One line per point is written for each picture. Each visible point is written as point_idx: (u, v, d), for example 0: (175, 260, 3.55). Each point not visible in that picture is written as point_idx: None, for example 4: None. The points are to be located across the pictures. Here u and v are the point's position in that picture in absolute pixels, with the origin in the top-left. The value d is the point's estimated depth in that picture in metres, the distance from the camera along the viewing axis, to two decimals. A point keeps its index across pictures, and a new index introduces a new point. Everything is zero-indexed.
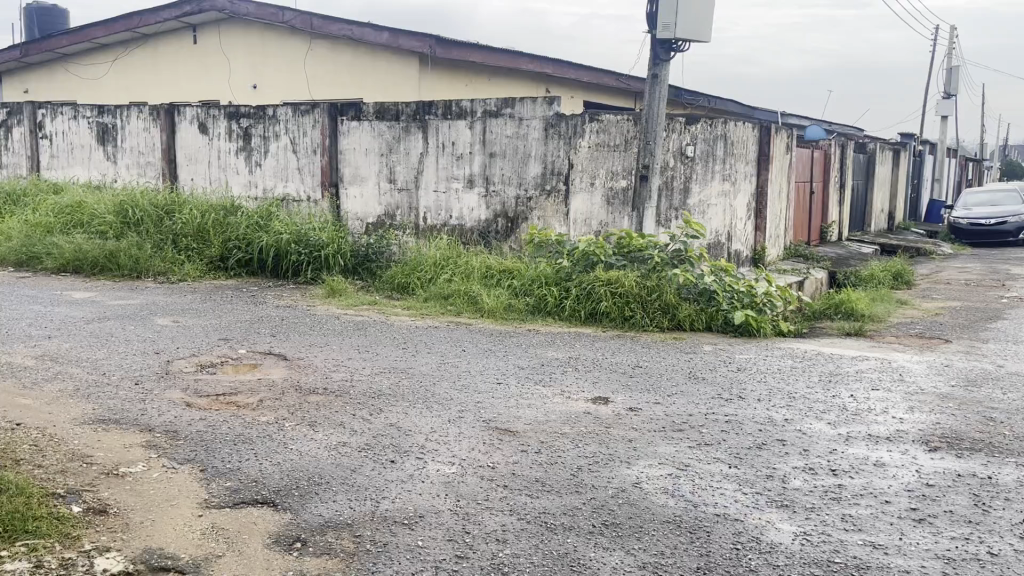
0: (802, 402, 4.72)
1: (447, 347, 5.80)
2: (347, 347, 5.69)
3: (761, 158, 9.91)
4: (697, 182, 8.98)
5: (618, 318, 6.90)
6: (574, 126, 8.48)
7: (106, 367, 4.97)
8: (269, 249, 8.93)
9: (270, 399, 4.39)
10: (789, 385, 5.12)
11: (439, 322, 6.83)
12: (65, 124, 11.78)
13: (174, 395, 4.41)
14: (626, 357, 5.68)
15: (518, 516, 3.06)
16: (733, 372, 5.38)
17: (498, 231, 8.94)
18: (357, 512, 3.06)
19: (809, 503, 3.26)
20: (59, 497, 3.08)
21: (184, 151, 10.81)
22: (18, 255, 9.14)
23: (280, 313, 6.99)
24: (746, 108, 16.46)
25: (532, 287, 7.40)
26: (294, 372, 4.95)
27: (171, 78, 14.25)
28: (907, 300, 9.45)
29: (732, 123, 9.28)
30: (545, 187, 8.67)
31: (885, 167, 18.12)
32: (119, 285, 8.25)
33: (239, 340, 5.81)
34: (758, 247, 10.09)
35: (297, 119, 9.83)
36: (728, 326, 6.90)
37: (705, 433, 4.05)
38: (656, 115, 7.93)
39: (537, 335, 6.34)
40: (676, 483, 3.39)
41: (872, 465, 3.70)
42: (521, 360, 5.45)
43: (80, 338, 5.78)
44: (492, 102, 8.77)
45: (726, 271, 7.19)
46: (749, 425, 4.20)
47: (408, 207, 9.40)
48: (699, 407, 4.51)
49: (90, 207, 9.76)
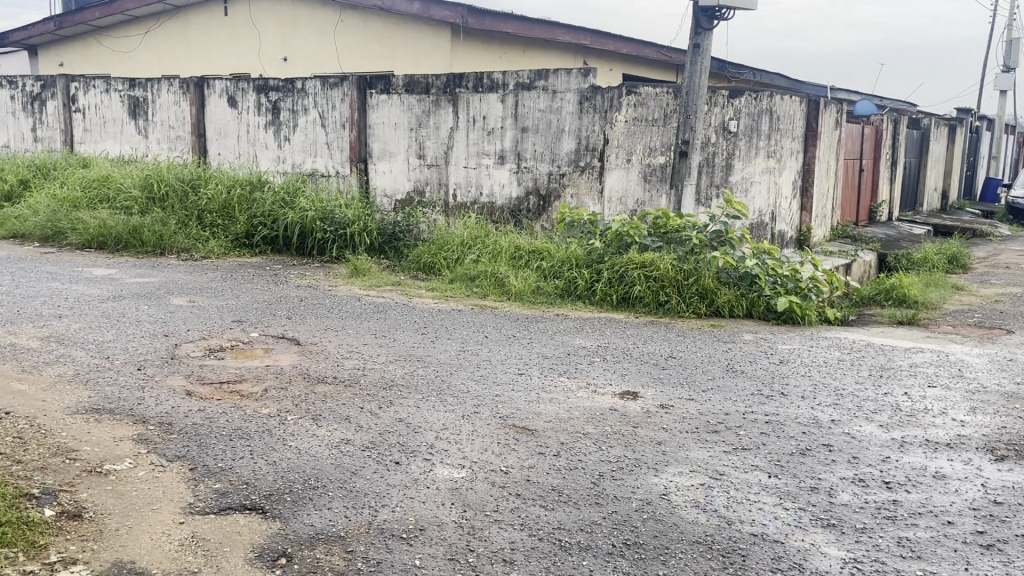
0: (850, 401, 4.32)
1: (469, 333, 5.49)
2: (364, 332, 5.42)
3: (808, 134, 9.39)
4: (739, 159, 8.54)
5: (652, 303, 6.53)
6: (610, 100, 8.05)
7: (110, 350, 4.75)
8: (294, 225, 8.69)
9: (275, 389, 4.12)
10: (835, 380, 4.72)
11: (462, 306, 6.51)
12: (97, 98, 11.65)
13: (176, 383, 4.18)
14: (659, 347, 5.31)
15: (529, 532, 2.75)
16: (775, 365, 5.00)
17: (529, 209, 8.58)
18: (351, 523, 2.77)
19: (860, 523, 2.89)
20: (32, 499, 2.83)
21: (212, 126, 10.62)
22: (43, 229, 9.00)
23: (299, 294, 6.73)
24: (792, 83, 15.82)
25: (562, 269, 7.05)
26: (304, 359, 4.69)
27: (203, 51, 14.10)
28: (963, 286, 8.90)
29: (778, 96, 8.78)
30: (579, 163, 8.27)
31: (939, 145, 17.31)
32: (141, 262, 8.08)
33: (253, 323, 5.57)
34: (803, 228, 9.59)
35: (326, 93, 9.55)
36: (770, 313, 6.50)
37: (742, 436, 3.69)
38: (697, 89, 7.49)
39: (566, 320, 6.01)
40: (708, 495, 3.05)
41: (931, 477, 3.31)
42: (547, 349, 5.12)
43: (91, 318, 5.59)
44: (525, 74, 8.39)
45: (769, 255, 6.76)
46: (791, 428, 3.83)
47: (438, 182, 9.08)
48: (737, 405, 4.14)
49: (116, 181, 9.61)
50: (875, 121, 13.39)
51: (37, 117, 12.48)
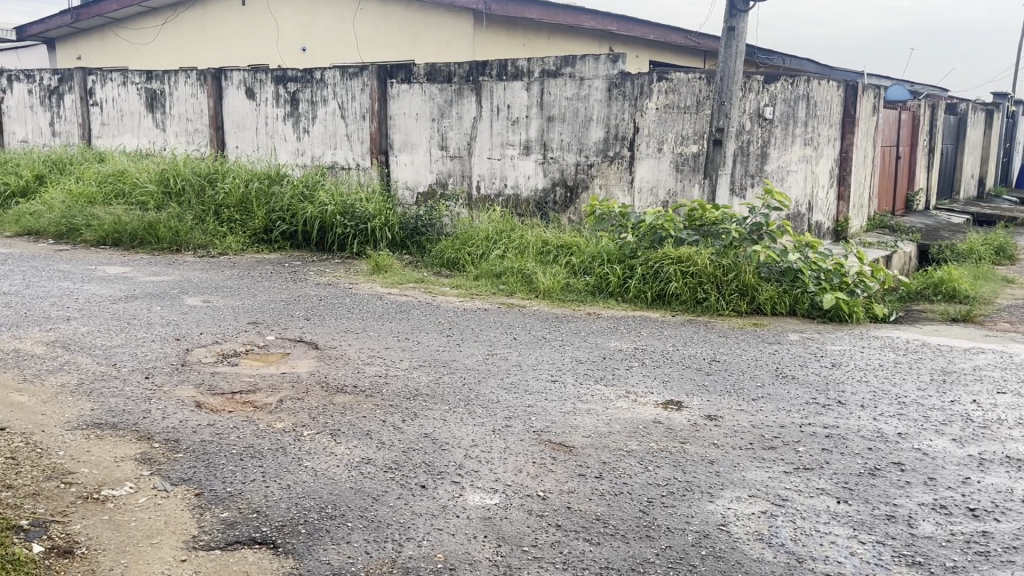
0: (915, 410, 3.95)
1: (497, 335, 5.17)
2: (386, 334, 5.11)
3: (847, 120, 8.92)
4: (776, 147, 8.15)
5: (689, 301, 6.18)
6: (639, 87, 7.67)
7: (118, 356, 4.48)
8: (313, 220, 8.43)
9: (291, 400, 3.83)
10: (894, 386, 4.35)
11: (488, 304, 6.19)
12: (114, 91, 11.43)
13: (185, 394, 3.89)
14: (700, 349, 4.96)
15: (574, 572, 2.42)
16: (827, 369, 4.62)
17: (555, 201, 8.22)
18: (372, 561, 2.46)
19: (949, 560, 2.54)
20: (19, 533, 2.57)
21: (230, 118, 10.35)
22: (57, 226, 8.80)
23: (319, 293, 6.44)
24: (823, 68, 15.33)
25: (592, 265, 6.72)
26: (323, 366, 4.39)
27: (221, 42, 13.86)
28: (1013, 279, 8.45)
29: (816, 81, 8.36)
30: (608, 153, 7.90)
31: (976, 130, 16.74)
32: (156, 259, 7.85)
33: (269, 325, 5.29)
34: (841, 219, 9.09)
35: (345, 83, 9.26)
36: (815, 310, 6.12)
37: (802, 453, 3.34)
38: (732, 73, 7.09)
39: (598, 321, 5.67)
40: (773, 526, 2.71)
41: (1021, 504, 2.94)
42: (580, 353, 4.78)
43: (100, 320, 5.32)
44: (551, 61, 8.04)
45: (812, 248, 6.36)
46: (855, 443, 3.47)
47: (461, 174, 8.75)
48: (791, 416, 3.79)
49: (132, 176, 9.38)
50: (912, 106, 12.88)
51: (54, 112, 12.29)
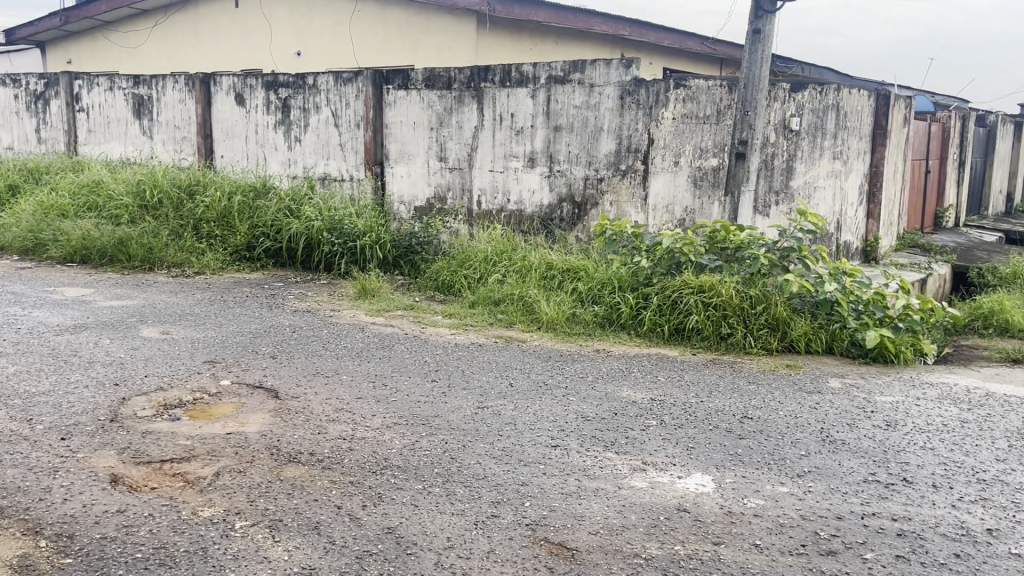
0: (1000, 493, 3.19)
1: (489, 381, 4.43)
2: (360, 379, 4.38)
3: (877, 132, 8.16)
4: (804, 161, 7.40)
5: (712, 337, 5.45)
6: (655, 94, 6.93)
7: (39, 409, 3.77)
8: (299, 236, 7.75)
9: (230, 475, 3.10)
10: (967, 456, 3.59)
11: (484, 338, 5.47)
12: (100, 96, 10.76)
13: (105, 464, 3.18)
14: (730, 402, 4.19)
15: None
16: (882, 432, 3.86)
17: (562, 218, 7.50)
18: None
19: None
20: None
21: (219, 125, 9.67)
22: (24, 240, 8.14)
23: (294, 323, 5.72)
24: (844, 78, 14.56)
25: (602, 293, 5.98)
26: (277, 424, 3.66)
27: (214, 47, 13.24)
28: None
29: (847, 90, 7.61)
30: (620, 166, 7.17)
31: (1006, 144, 15.91)
32: (124, 280, 7.16)
33: (228, 365, 4.57)
34: (872, 238, 8.31)
35: (339, 89, 8.57)
36: (854, 348, 5.38)
37: (872, 563, 2.59)
38: (757, 79, 6.35)
39: (608, 361, 4.93)
40: None
41: None
42: (587, 407, 4.03)
43: (34, 358, 4.61)
44: (559, 65, 7.33)
45: (850, 276, 5.59)
46: (938, 546, 2.72)
47: (460, 188, 8.02)
48: (848, 502, 3.04)
49: (107, 187, 8.68)
50: (941, 118, 12.11)
51: (40, 117, 11.63)
